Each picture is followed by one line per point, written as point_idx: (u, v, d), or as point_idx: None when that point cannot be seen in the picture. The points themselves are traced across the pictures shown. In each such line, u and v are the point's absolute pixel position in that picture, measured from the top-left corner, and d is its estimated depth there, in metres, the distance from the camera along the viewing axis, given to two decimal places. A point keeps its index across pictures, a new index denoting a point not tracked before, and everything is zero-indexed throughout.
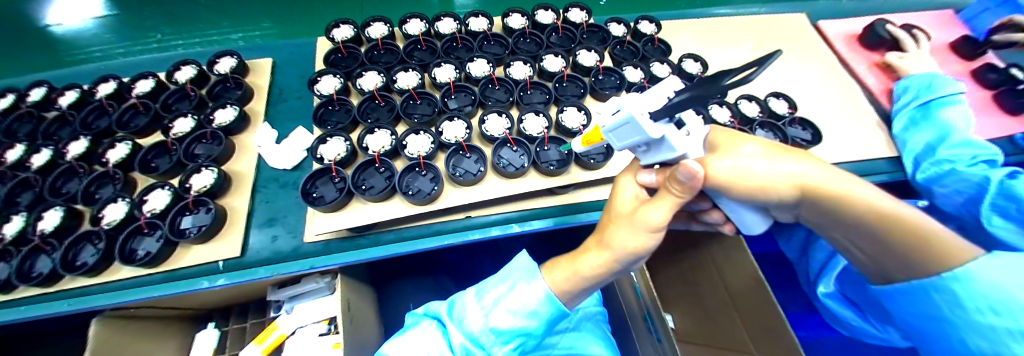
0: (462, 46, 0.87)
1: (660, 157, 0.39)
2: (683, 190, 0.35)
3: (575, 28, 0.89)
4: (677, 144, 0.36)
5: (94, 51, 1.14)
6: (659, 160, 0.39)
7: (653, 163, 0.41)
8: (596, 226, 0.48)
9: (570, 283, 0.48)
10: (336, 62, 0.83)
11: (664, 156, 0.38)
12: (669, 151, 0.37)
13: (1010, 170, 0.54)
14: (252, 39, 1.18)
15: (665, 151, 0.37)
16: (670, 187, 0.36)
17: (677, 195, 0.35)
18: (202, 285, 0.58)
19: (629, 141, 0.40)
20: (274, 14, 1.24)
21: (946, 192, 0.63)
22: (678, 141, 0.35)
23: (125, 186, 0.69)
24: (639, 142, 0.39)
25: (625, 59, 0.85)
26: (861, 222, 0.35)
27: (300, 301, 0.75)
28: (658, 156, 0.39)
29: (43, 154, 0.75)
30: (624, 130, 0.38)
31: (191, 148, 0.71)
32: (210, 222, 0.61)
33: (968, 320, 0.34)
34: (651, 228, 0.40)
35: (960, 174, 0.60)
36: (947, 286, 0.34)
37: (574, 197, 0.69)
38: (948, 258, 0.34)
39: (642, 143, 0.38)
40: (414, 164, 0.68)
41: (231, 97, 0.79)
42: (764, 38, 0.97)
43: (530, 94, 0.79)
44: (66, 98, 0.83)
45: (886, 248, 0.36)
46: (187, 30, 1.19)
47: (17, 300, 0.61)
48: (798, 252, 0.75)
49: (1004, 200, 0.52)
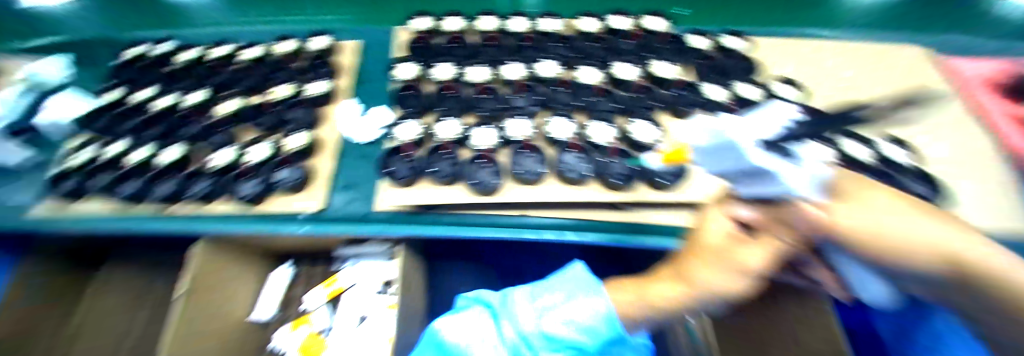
0: (532, 45, 0.87)
1: (765, 192, 0.32)
2: (790, 237, 0.35)
3: (652, 36, 0.86)
4: (793, 182, 0.29)
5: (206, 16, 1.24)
6: (763, 194, 0.33)
7: (752, 196, 0.35)
8: (675, 257, 0.48)
9: (633, 307, 0.49)
10: (415, 49, 0.89)
11: (772, 192, 0.31)
12: (778, 190, 0.30)
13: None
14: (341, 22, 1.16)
15: (772, 188, 0.31)
16: (776, 234, 0.37)
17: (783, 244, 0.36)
18: (292, 230, 0.67)
19: (728, 168, 0.35)
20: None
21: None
22: (790, 177, 0.29)
23: (229, 137, 0.80)
24: (737, 170, 0.34)
25: (705, 75, 0.81)
26: None
27: (365, 258, 0.84)
28: (763, 191, 0.33)
29: (168, 96, 0.88)
30: (722, 154, 0.34)
31: (286, 112, 0.80)
32: (301, 177, 0.69)
33: None
34: (742, 270, 0.40)
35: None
36: None
37: (639, 215, 0.64)
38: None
39: (742, 172, 0.33)
40: (478, 156, 0.70)
41: (321, 73, 0.88)
42: (873, 75, 0.86)
43: (597, 101, 0.76)
44: (186, 54, 0.98)
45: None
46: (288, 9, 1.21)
47: (132, 215, 0.71)
48: (894, 326, 0.68)
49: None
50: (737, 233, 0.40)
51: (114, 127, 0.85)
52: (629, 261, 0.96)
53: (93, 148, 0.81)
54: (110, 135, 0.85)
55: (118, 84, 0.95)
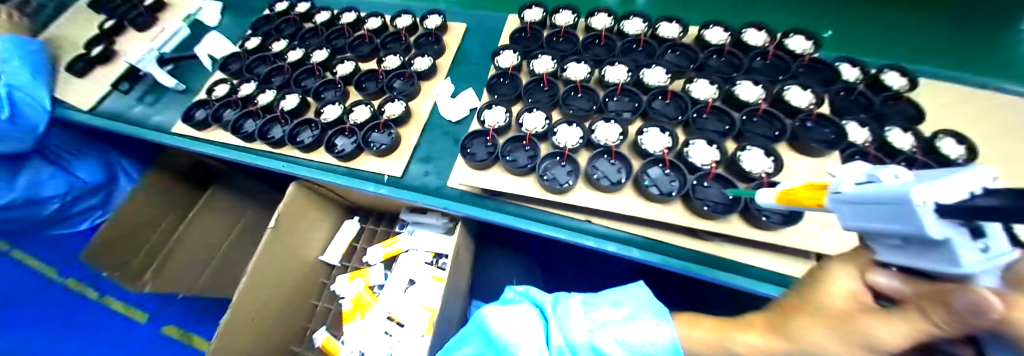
0: (641, 49, 0.81)
1: (918, 262, 0.28)
2: (951, 324, 0.25)
3: (790, 59, 0.74)
4: (968, 262, 0.24)
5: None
6: (909, 264, 0.28)
7: (896, 265, 0.30)
8: (775, 307, 0.40)
9: (710, 349, 0.44)
10: (518, 40, 0.88)
11: (927, 264, 0.27)
12: (944, 265, 0.26)
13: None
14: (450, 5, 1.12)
15: (938, 264, 0.26)
16: (930, 313, 0.27)
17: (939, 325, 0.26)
18: (367, 188, 0.72)
19: (875, 226, 0.30)
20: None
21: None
22: (963, 252, 0.24)
23: (342, 93, 0.89)
24: (890, 232, 0.28)
25: (850, 113, 0.67)
26: None
27: (423, 228, 0.88)
28: (916, 261, 0.28)
29: (297, 52, 1.01)
30: (878, 210, 0.28)
31: (392, 81, 0.86)
32: (389, 143, 0.74)
33: None
34: (869, 347, 0.31)
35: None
36: None
37: (721, 249, 0.59)
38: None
39: (895, 234, 0.28)
40: (557, 153, 0.68)
41: (428, 49, 0.92)
42: None
43: (705, 119, 0.69)
44: (321, 16, 1.09)
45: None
46: None
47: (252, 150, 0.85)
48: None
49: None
50: (867, 302, 0.32)
51: (250, 70, 1.01)
52: (690, 300, 0.89)
53: (227, 85, 0.98)
54: (242, 76, 1.01)
55: (259, 33, 1.10)
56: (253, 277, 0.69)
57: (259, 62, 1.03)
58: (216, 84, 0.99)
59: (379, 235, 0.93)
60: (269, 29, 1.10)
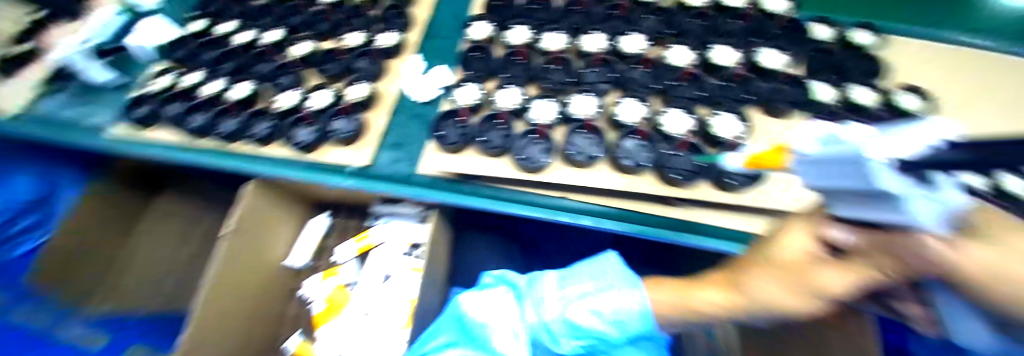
0: (621, 15, 0.77)
1: (868, 215, 0.28)
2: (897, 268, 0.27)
3: (767, 20, 0.73)
4: (908, 211, 0.25)
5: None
6: (863, 218, 0.29)
7: (852, 216, 0.31)
8: (730, 264, 0.42)
9: (669, 309, 0.45)
10: (493, 9, 0.82)
11: (874, 217, 0.28)
12: (887, 216, 0.26)
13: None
14: None
15: (880, 213, 0.27)
16: (877, 258, 0.29)
17: (887, 273, 0.27)
18: (330, 181, 0.68)
19: (835, 183, 0.30)
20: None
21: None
22: (930, 205, 0.24)
23: (298, 78, 0.80)
24: (849, 189, 0.29)
25: (823, 75, 0.67)
26: None
27: (397, 218, 0.86)
28: (866, 213, 0.28)
29: (248, 33, 0.90)
30: (843, 168, 0.29)
31: (352, 62, 0.79)
32: (352, 131, 0.70)
33: None
34: (817, 295, 0.33)
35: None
36: None
37: (692, 215, 0.60)
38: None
39: (853, 190, 0.29)
40: (533, 130, 0.66)
41: (393, 23, 0.84)
42: None
43: (681, 86, 0.66)
44: None
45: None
46: None
47: (200, 148, 0.77)
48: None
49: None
50: (819, 256, 0.32)
51: (195, 57, 0.90)
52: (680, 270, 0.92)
53: (172, 75, 0.88)
54: (190, 64, 0.91)
55: (203, 14, 0.99)
56: (216, 286, 0.65)
57: (205, 47, 0.92)
58: (160, 74, 0.90)
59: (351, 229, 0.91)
60: (218, 8, 0.99)
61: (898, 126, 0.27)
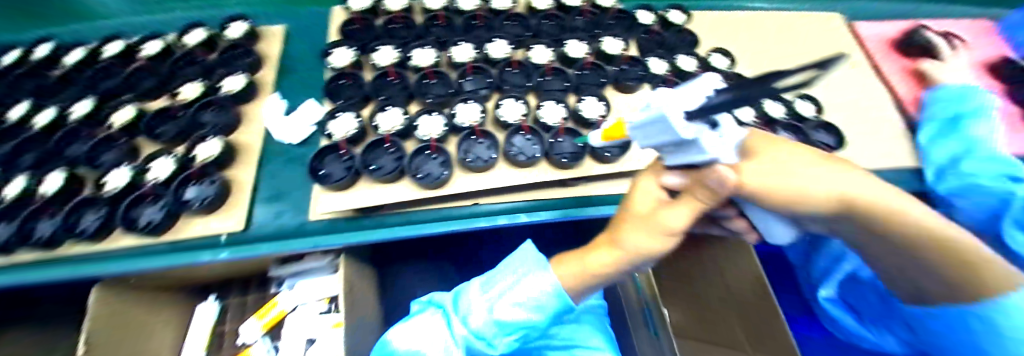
0: (481, 24, 0.82)
1: (686, 159, 0.35)
2: (710, 196, 0.35)
3: (602, 12, 0.84)
4: (709, 147, 0.32)
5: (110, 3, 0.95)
6: (685, 162, 0.36)
7: (678, 166, 0.37)
8: (610, 223, 0.48)
9: (577, 279, 0.49)
10: (351, 33, 0.79)
11: (691, 159, 0.34)
12: (698, 155, 0.33)
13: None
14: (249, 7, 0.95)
15: (695, 154, 0.33)
16: (696, 191, 0.36)
17: (703, 201, 0.35)
18: (202, 258, 0.57)
19: (656, 141, 0.36)
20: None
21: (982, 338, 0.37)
22: (710, 143, 0.32)
23: (129, 150, 0.66)
24: (667, 142, 0.35)
25: (651, 50, 0.82)
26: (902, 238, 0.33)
27: (304, 277, 0.78)
28: (684, 158, 0.35)
29: (48, 112, 0.71)
30: (659, 128, 0.33)
31: (197, 116, 0.69)
32: (215, 193, 0.61)
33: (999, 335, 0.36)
34: (668, 232, 0.40)
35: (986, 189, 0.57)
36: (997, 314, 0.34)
37: (586, 190, 0.66)
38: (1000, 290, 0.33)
39: (669, 143, 0.34)
40: (425, 147, 0.64)
41: (240, 65, 0.76)
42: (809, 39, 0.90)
43: (549, 80, 0.74)
44: (72, 55, 0.78)
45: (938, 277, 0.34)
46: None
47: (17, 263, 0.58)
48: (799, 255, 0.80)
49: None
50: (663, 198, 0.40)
51: None
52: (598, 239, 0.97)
53: None
54: None
55: None
56: None
57: None
58: None
59: (250, 305, 0.79)
60: None
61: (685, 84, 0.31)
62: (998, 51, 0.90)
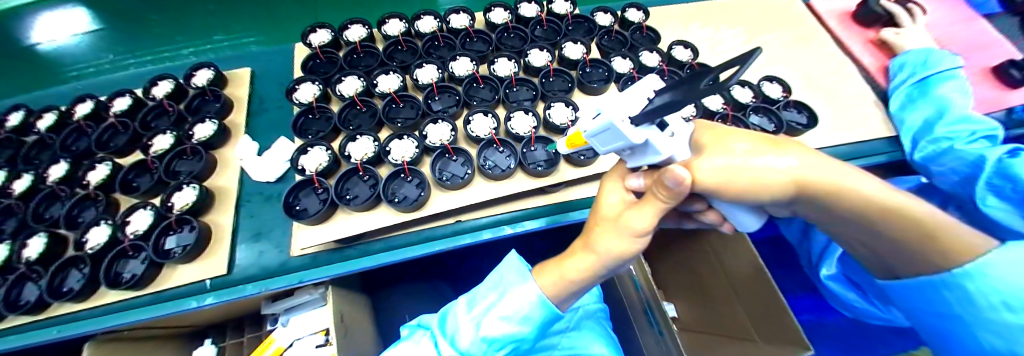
0: (443, 44, 0.83)
1: (645, 161, 0.35)
2: (670, 196, 0.33)
3: (560, 19, 0.86)
4: (662, 148, 0.32)
5: (85, 65, 0.98)
6: (645, 164, 0.36)
7: (639, 166, 0.37)
8: (582, 229, 0.48)
9: (558, 287, 0.49)
10: (315, 68, 0.80)
11: (650, 160, 0.35)
12: (655, 156, 0.33)
13: (1010, 148, 0.52)
14: (203, 54, 1.00)
15: (650, 155, 0.33)
16: (656, 192, 0.34)
17: (664, 201, 0.34)
18: (190, 305, 0.58)
19: (613, 147, 0.34)
20: (265, 26, 1.04)
21: (962, 310, 0.35)
22: (662, 144, 0.32)
23: (107, 206, 0.66)
24: (622, 147, 0.34)
25: (614, 50, 0.83)
26: (869, 222, 0.34)
27: (297, 312, 0.77)
28: (643, 160, 0.35)
29: (24, 179, 0.71)
30: (611, 135, 0.31)
31: (172, 165, 0.70)
32: (194, 241, 0.60)
33: (979, 314, 0.34)
34: (635, 233, 0.39)
35: (966, 154, 0.56)
36: (960, 285, 0.34)
37: (565, 195, 0.66)
38: (957, 256, 0.33)
39: (625, 148, 0.33)
40: (399, 170, 0.64)
41: (210, 111, 0.77)
42: (764, 22, 0.92)
43: (516, 91, 0.76)
44: (44, 121, 0.79)
45: (901, 250, 0.35)
46: (133, 49, 1.01)
47: (4, 332, 0.58)
48: (798, 236, 0.80)
49: (1000, 180, 0.50)
50: (632, 200, 0.41)
51: None
52: None
53: None
54: None
55: None
56: None
57: None
58: None
59: (246, 346, 0.77)
60: None
61: (634, 86, 0.31)
62: (961, 11, 0.90)
